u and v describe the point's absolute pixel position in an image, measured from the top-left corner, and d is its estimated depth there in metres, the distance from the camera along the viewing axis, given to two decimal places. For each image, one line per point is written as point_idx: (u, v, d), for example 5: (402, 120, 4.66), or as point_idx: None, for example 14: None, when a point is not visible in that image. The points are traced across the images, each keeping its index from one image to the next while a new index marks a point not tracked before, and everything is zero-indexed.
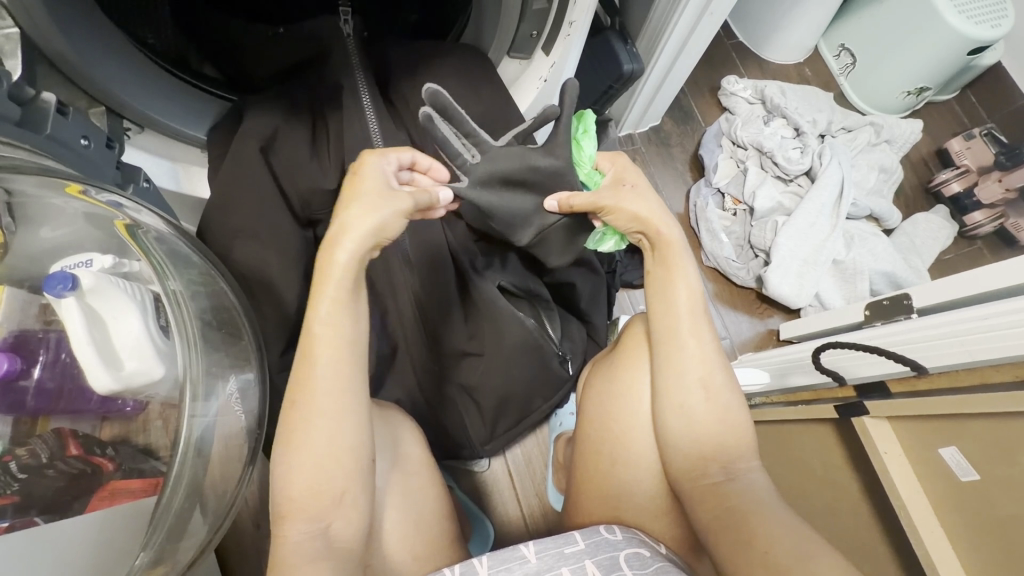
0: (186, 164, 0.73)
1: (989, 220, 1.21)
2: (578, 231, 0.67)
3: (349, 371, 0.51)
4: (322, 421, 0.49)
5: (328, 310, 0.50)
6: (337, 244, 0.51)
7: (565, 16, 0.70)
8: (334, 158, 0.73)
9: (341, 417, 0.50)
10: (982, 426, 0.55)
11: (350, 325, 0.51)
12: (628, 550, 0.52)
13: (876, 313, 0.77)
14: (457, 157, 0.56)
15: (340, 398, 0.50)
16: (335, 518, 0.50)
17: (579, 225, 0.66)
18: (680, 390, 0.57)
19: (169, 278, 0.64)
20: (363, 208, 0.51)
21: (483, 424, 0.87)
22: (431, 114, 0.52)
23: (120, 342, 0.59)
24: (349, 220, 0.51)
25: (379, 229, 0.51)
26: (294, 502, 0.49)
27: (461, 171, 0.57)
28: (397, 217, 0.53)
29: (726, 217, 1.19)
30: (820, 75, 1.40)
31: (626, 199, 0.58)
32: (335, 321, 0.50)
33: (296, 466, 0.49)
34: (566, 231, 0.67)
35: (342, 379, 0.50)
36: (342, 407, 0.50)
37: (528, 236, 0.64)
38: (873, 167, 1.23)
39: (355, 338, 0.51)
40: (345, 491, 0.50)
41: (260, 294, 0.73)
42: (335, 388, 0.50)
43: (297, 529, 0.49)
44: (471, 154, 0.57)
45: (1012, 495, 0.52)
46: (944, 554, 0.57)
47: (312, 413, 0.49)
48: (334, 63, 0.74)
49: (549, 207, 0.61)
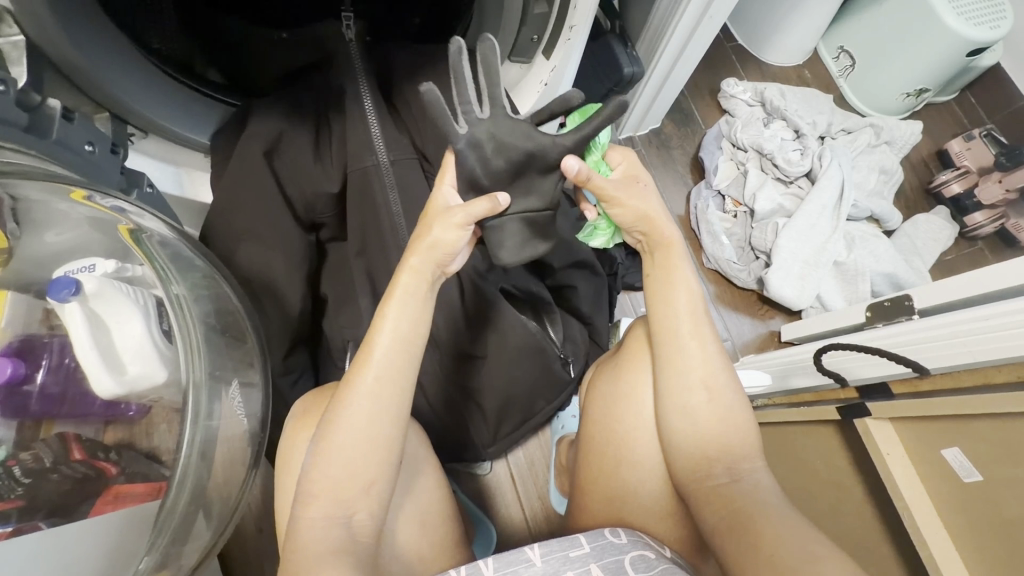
0: (190, 170, 0.74)
1: (990, 220, 1.21)
2: (545, 231, 0.58)
3: (402, 364, 0.54)
4: (370, 409, 0.52)
5: (395, 305, 0.54)
6: (411, 252, 0.54)
7: (566, 20, 0.71)
8: (337, 160, 0.73)
9: (390, 406, 0.53)
10: (987, 427, 0.54)
11: (407, 321, 0.54)
12: (633, 553, 0.52)
13: (877, 314, 0.77)
14: (466, 103, 0.52)
15: (393, 391, 0.53)
16: (359, 508, 0.52)
17: (547, 223, 0.57)
18: (683, 390, 0.57)
19: (172, 283, 0.64)
20: (443, 225, 0.53)
21: (487, 425, 0.87)
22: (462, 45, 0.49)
23: (122, 345, 0.60)
24: (428, 239, 0.54)
25: (438, 249, 0.54)
26: (326, 488, 0.51)
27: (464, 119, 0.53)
28: (452, 231, 0.53)
29: (727, 219, 1.19)
30: (820, 77, 1.40)
31: (636, 195, 0.58)
32: (397, 314, 0.53)
33: (337, 449, 0.51)
34: (525, 229, 0.56)
35: (393, 370, 0.53)
36: (393, 402, 0.53)
37: (512, 257, 0.57)
38: (873, 168, 1.23)
39: (413, 335, 0.54)
40: (374, 481, 0.52)
41: (262, 298, 0.74)
42: (390, 379, 0.53)
43: (322, 513, 0.50)
44: (483, 111, 0.53)
45: (1016, 496, 0.52)
46: (947, 555, 0.57)
47: (362, 401, 0.52)
48: (337, 68, 0.74)
49: (566, 166, 0.53)
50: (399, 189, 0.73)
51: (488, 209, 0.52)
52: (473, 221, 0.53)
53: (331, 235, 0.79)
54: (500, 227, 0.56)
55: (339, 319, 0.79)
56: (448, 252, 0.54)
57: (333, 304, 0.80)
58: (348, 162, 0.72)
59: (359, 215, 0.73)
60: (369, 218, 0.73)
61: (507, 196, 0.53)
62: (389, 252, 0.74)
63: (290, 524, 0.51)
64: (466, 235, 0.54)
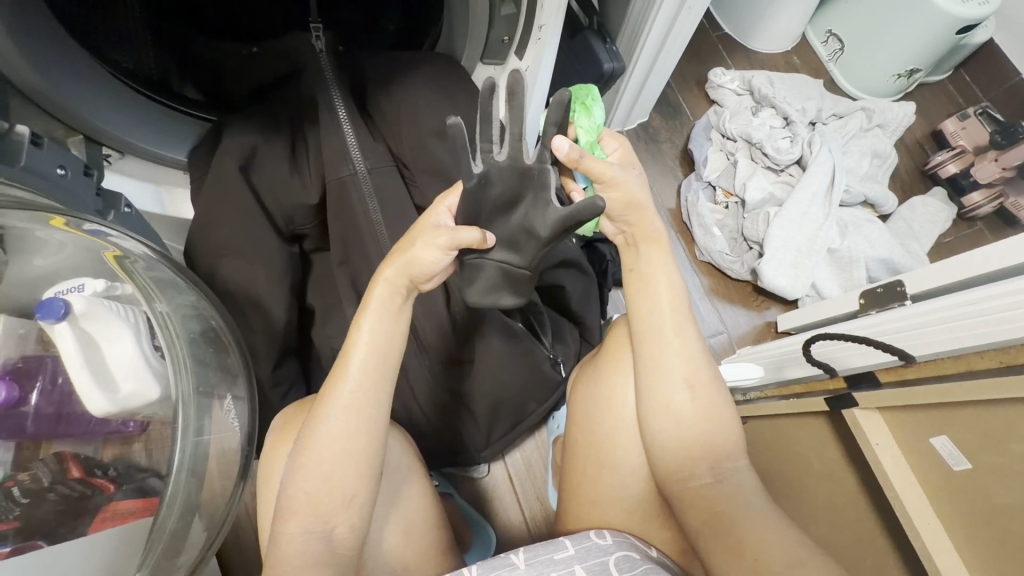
0: (170, 187, 0.74)
1: (987, 200, 1.20)
2: (517, 285, 0.59)
3: (379, 376, 0.53)
4: (345, 422, 0.52)
5: (371, 318, 0.54)
6: (387, 265, 0.54)
7: (535, 19, 0.69)
8: (315, 171, 0.73)
9: (363, 418, 0.52)
10: (974, 415, 0.53)
11: (384, 333, 0.54)
12: (618, 554, 0.52)
13: (871, 301, 0.76)
14: (487, 142, 0.50)
15: (368, 403, 0.53)
16: (340, 521, 0.52)
17: (522, 281, 0.59)
18: (665, 390, 0.56)
19: (156, 300, 0.65)
20: (427, 241, 0.53)
21: (480, 431, 0.87)
22: (495, 83, 0.47)
23: (115, 365, 0.60)
24: (408, 254, 0.53)
25: (413, 266, 0.53)
26: (304, 504, 0.51)
27: (480, 157, 0.51)
28: (433, 249, 0.53)
29: (718, 211, 1.18)
30: (809, 61, 1.38)
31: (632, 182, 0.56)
32: (372, 326, 0.54)
33: (313, 464, 0.51)
34: (499, 278, 0.58)
35: (370, 383, 0.53)
36: (369, 414, 0.53)
37: (475, 297, 0.60)
38: (866, 153, 1.22)
39: (389, 348, 0.54)
40: (354, 494, 0.52)
41: (249, 312, 0.74)
42: (362, 392, 0.53)
43: (300, 532, 0.51)
44: (502, 152, 0.51)
45: (1004, 485, 0.51)
46: (941, 546, 0.56)
47: (339, 414, 0.52)
48: (307, 79, 0.74)
49: (555, 145, 0.50)
50: (379, 198, 0.74)
51: (475, 240, 0.52)
52: (456, 245, 0.52)
53: (314, 246, 0.79)
54: (477, 266, 0.58)
55: (326, 328, 0.80)
56: (431, 268, 0.53)
57: (321, 314, 0.80)
58: (325, 172, 0.72)
59: (341, 227, 0.74)
60: (350, 228, 0.74)
61: (494, 235, 0.55)
62: (370, 260, 0.74)
63: (270, 539, 0.52)
64: (448, 258, 0.53)
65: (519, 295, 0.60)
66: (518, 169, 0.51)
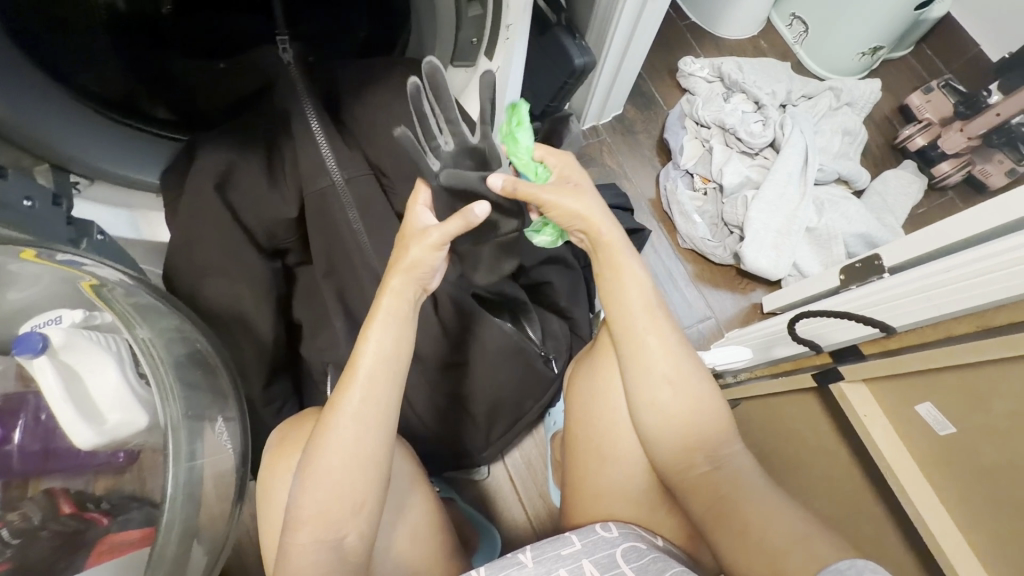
0: (145, 211, 0.72)
1: (956, 168, 1.23)
2: (510, 250, 0.71)
3: (388, 384, 0.53)
4: (354, 429, 0.51)
5: (378, 326, 0.53)
6: (392, 272, 0.54)
7: (502, 19, 0.69)
8: (293, 185, 0.72)
9: (376, 424, 0.52)
10: (954, 378, 0.55)
11: (391, 340, 0.54)
12: (624, 545, 0.52)
13: (851, 277, 0.78)
14: (431, 139, 0.56)
15: (373, 409, 0.52)
16: (350, 529, 0.51)
17: (513, 244, 0.70)
18: (649, 388, 0.57)
19: (136, 326, 0.62)
20: (418, 244, 0.54)
21: (479, 432, 0.87)
22: (419, 85, 0.52)
23: (99, 396, 0.59)
24: (406, 261, 0.54)
25: (416, 270, 0.54)
26: (314, 513, 0.51)
27: (434, 154, 0.57)
28: (427, 249, 0.53)
29: (697, 197, 1.19)
30: (776, 45, 1.40)
31: (567, 196, 0.57)
32: (379, 336, 0.53)
33: (319, 474, 0.51)
34: (496, 251, 0.70)
35: (378, 391, 0.53)
36: (378, 419, 0.52)
37: (488, 274, 0.73)
38: (837, 131, 1.25)
39: (397, 353, 0.54)
40: (366, 499, 0.52)
41: (235, 330, 0.74)
42: (371, 398, 0.52)
43: (310, 540, 0.50)
44: (448, 141, 0.57)
45: (991, 446, 0.52)
46: (935, 513, 0.57)
47: (348, 422, 0.51)
48: (279, 94, 0.72)
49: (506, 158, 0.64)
50: (359, 207, 0.73)
51: (463, 225, 0.52)
52: (449, 239, 0.53)
53: (297, 259, 0.78)
54: (476, 254, 0.71)
55: (315, 342, 0.79)
56: (427, 266, 0.55)
57: (309, 328, 0.79)
58: (304, 185, 0.71)
59: (324, 239, 0.73)
60: (332, 239, 0.73)
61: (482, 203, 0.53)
62: (357, 272, 0.75)
63: (280, 548, 0.52)
64: (443, 254, 0.55)
65: (513, 257, 0.72)
66: (469, 150, 0.57)
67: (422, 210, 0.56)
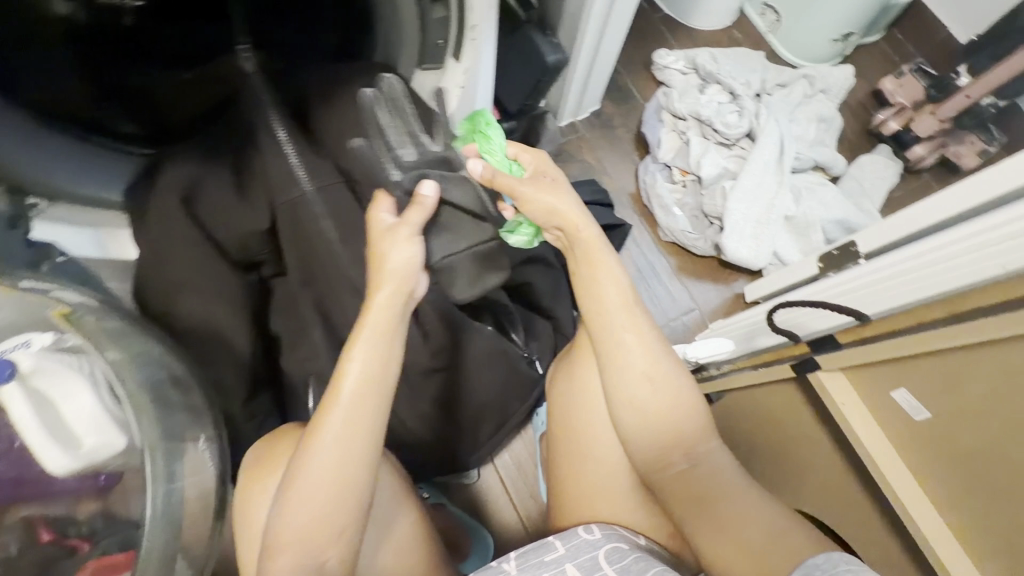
0: (110, 229, 0.70)
1: (929, 151, 1.24)
2: (492, 263, 0.74)
3: (372, 406, 0.53)
4: (336, 454, 0.51)
5: (362, 346, 0.53)
6: (376, 287, 0.55)
7: (467, 21, 0.69)
8: (262, 195, 0.69)
9: (360, 448, 0.52)
10: (925, 363, 0.56)
11: (375, 361, 0.53)
12: (607, 546, 0.52)
13: (829, 264, 0.78)
14: (391, 148, 0.69)
15: (356, 431, 0.51)
16: (331, 554, 0.51)
17: (494, 256, 0.73)
18: (629, 385, 0.57)
19: (106, 349, 0.61)
20: (393, 244, 0.55)
21: (467, 438, 0.86)
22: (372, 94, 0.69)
23: (74, 420, 0.60)
24: (380, 264, 0.55)
25: (395, 274, 0.55)
26: (293, 539, 0.50)
27: (396, 164, 0.69)
28: (401, 245, 0.56)
29: (677, 190, 1.19)
30: (750, 35, 1.41)
31: (544, 190, 0.59)
32: (363, 356, 0.53)
33: (301, 497, 0.50)
34: (478, 263, 0.72)
35: (362, 414, 0.52)
36: (361, 442, 0.52)
37: (471, 288, 0.74)
38: (812, 119, 1.25)
39: (382, 374, 0.53)
40: (347, 525, 0.51)
41: (210, 347, 0.72)
42: (354, 421, 0.51)
43: (289, 567, 0.50)
44: (408, 151, 0.69)
45: (965, 429, 0.53)
46: (913, 497, 0.58)
47: (330, 447, 0.51)
48: (243, 105, 0.70)
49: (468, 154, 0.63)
50: (332, 215, 0.71)
51: (424, 208, 0.58)
52: (419, 228, 0.57)
53: (273, 271, 0.77)
54: (452, 267, 0.69)
55: (295, 354, 0.78)
56: (408, 269, 0.55)
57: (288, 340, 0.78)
58: (274, 197, 0.69)
59: (298, 250, 0.72)
60: (306, 250, 0.72)
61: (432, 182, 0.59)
62: (334, 281, 0.74)
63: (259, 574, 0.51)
64: (418, 247, 0.56)
65: (496, 269, 0.75)
66: (427, 155, 0.69)
67: (386, 206, 0.59)
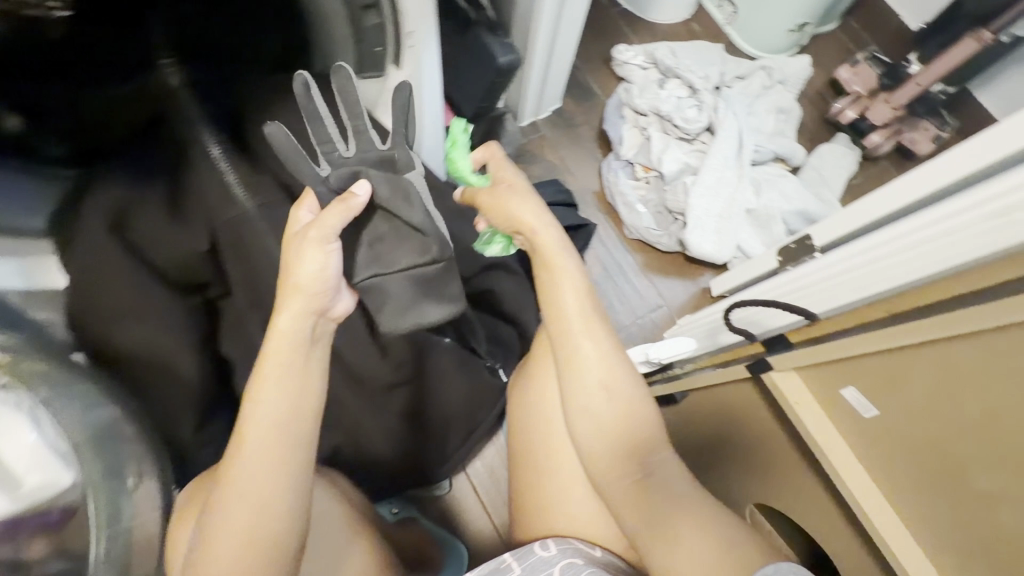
0: (35, 257, 0.67)
1: (886, 138, 1.25)
2: (430, 287, 0.66)
3: (284, 444, 0.51)
4: (245, 498, 0.49)
5: (267, 381, 0.51)
6: (281, 311, 0.53)
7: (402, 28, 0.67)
8: (199, 217, 0.67)
9: (272, 491, 0.49)
10: (873, 361, 0.56)
11: (284, 398, 0.51)
12: (562, 562, 0.53)
13: (787, 258, 0.79)
14: (326, 142, 0.59)
15: (268, 472, 0.50)
16: None
17: (433, 280, 0.66)
18: (583, 395, 0.56)
19: (39, 387, 0.60)
20: (301, 250, 0.53)
21: (427, 455, 0.84)
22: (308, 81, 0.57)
23: (13, 460, 0.57)
24: (291, 277, 0.53)
25: (303, 288, 0.53)
26: None
27: (327, 158, 0.60)
28: (313, 250, 0.53)
29: (640, 186, 1.18)
30: (708, 27, 1.41)
31: (507, 199, 0.60)
32: (271, 392, 0.51)
33: (215, 545, 0.48)
34: (414, 287, 0.65)
35: (273, 453, 0.50)
36: (273, 484, 0.50)
37: (398, 317, 0.66)
38: (771, 110, 1.26)
39: (295, 410, 0.52)
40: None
41: (152, 379, 0.68)
42: (265, 462, 0.50)
43: None
44: (347, 148, 0.61)
45: (912, 424, 0.53)
46: (868, 491, 0.58)
47: (240, 491, 0.49)
48: (172, 121, 0.69)
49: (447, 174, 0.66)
50: (277, 232, 0.69)
51: (344, 209, 0.54)
52: (333, 233, 0.54)
53: (220, 292, 0.72)
54: (384, 291, 0.64)
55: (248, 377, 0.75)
56: (319, 285, 0.53)
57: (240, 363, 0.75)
58: (214, 217, 0.68)
59: (242, 269, 0.70)
60: (250, 269, 0.70)
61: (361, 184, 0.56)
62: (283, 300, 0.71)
63: None
64: (330, 255, 0.54)
65: (433, 297, 0.67)
66: (367, 155, 0.60)
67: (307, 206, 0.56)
